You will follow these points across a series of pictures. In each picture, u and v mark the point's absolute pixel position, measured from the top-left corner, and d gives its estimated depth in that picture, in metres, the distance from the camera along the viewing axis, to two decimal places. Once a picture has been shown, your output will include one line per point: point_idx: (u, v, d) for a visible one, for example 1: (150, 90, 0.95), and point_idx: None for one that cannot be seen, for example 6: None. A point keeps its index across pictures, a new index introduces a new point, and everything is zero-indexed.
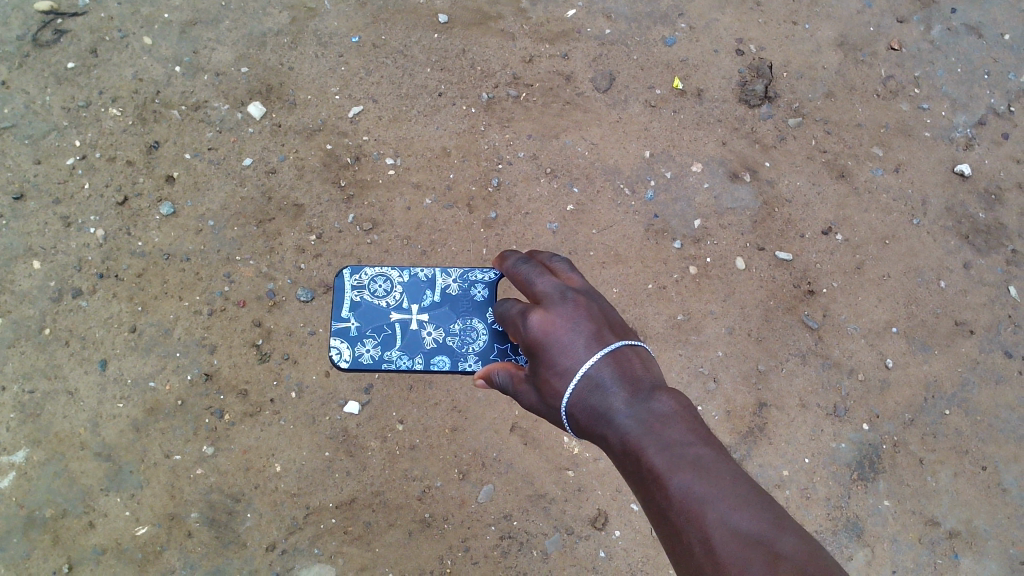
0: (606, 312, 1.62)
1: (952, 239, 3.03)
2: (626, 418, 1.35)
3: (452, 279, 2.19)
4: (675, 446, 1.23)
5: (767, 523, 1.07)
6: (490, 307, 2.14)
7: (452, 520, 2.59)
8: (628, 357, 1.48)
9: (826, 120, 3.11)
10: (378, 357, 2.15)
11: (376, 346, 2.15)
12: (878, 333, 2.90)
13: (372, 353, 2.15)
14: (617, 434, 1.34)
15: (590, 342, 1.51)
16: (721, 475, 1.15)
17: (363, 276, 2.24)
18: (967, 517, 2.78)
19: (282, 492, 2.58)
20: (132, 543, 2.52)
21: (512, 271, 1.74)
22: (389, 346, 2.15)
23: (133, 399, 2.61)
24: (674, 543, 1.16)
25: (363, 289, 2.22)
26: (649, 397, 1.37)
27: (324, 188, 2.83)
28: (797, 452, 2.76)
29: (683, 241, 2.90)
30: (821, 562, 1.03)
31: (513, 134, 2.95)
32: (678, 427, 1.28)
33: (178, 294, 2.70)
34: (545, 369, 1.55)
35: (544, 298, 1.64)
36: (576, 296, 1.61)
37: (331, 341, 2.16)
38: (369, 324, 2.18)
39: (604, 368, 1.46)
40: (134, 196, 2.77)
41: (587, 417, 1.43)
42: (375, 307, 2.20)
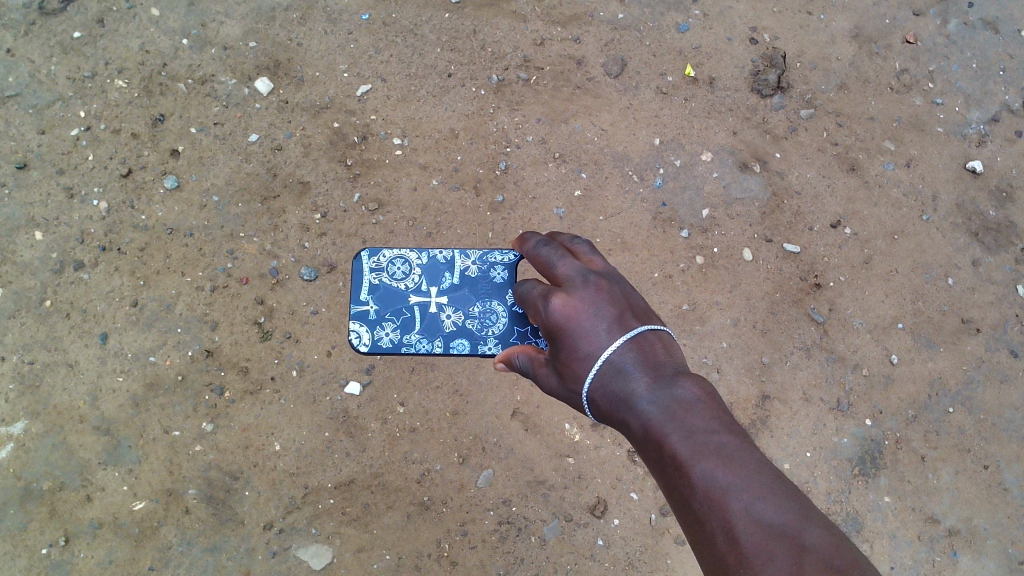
0: (628, 296, 1.62)
1: (961, 236, 3.00)
2: (647, 404, 1.36)
3: (470, 262, 2.17)
4: (699, 434, 1.25)
5: (792, 516, 1.10)
6: (510, 290, 2.12)
7: (451, 504, 2.58)
8: (650, 342, 1.48)
9: (838, 112, 3.08)
10: (398, 341, 2.13)
11: (395, 330, 2.14)
12: (883, 328, 2.88)
13: (392, 337, 2.13)
14: (640, 420, 1.36)
15: (612, 328, 1.51)
16: (745, 464, 1.17)
17: (381, 258, 2.22)
18: (967, 516, 2.77)
19: (281, 472, 2.56)
20: (129, 519, 2.51)
21: (532, 254, 1.72)
22: (408, 329, 2.13)
23: (133, 373, 2.59)
24: (697, 532, 1.19)
25: (381, 272, 2.20)
26: (671, 382, 1.38)
27: (330, 166, 2.80)
28: (799, 446, 2.75)
29: (691, 231, 2.88)
30: (845, 555, 1.06)
31: (522, 118, 2.93)
32: (701, 415, 1.29)
33: (180, 270, 2.68)
34: (566, 354, 1.55)
35: (565, 282, 1.63)
36: (598, 280, 1.61)
37: (350, 325, 2.14)
38: (388, 308, 2.16)
39: (625, 353, 1.46)
40: (138, 169, 2.75)
41: (609, 402, 1.44)
42: (394, 290, 2.18)
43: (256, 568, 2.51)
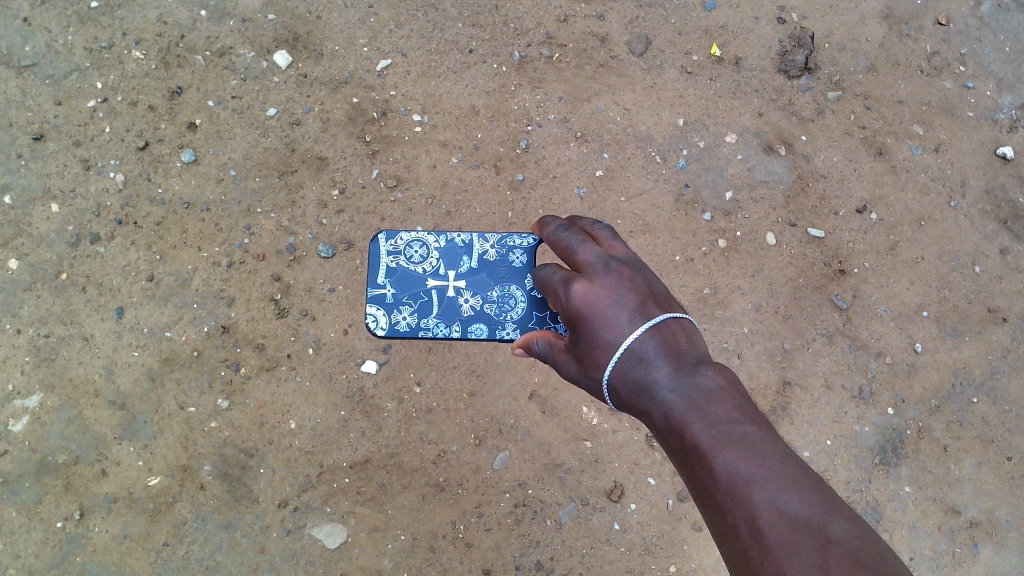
0: (650, 282, 1.58)
1: (989, 224, 2.95)
2: (669, 393, 1.33)
3: (489, 245, 2.13)
4: (721, 424, 1.22)
5: (816, 506, 1.06)
6: (529, 274, 2.09)
7: (467, 485, 2.56)
8: (672, 330, 1.44)
9: (867, 95, 3.01)
10: (415, 325, 2.11)
11: (412, 314, 2.11)
12: (908, 316, 2.83)
13: (409, 321, 2.11)
14: (661, 409, 1.33)
15: (634, 316, 1.47)
16: (768, 455, 1.14)
17: (399, 241, 2.17)
18: (989, 507, 2.73)
19: (297, 450, 2.54)
20: (143, 494, 2.50)
21: (552, 239, 1.68)
22: (425, 314, 2.10)
23: (148, 348, 2.57)
24: (719, 523, 1.16)
25: (398, 255, 2.16)
26: (693, 371, 1.35)
27: (349, 142, 2.77)
28: (819, 433, 2.71)
29: (714, 214, 2.84)
30: (872, 548, 1.01)
31: (544, 96, 2.88)
32: (724, 404, 1.26)
33: (197, 244, 2.65)
34: (586, 342, 1.52)
35: (586, 267, 1.58)
36: (620, 266, 1.56)
37: (367, 309, 2.12)
38: (406, 292, 2.13)
39: (647, 341, 1.43)
40: (155, 142, 2.72)
41: (629, 390, 1.41)
42: (411, 274, 2.15)
43: (271, 546, 2.50)
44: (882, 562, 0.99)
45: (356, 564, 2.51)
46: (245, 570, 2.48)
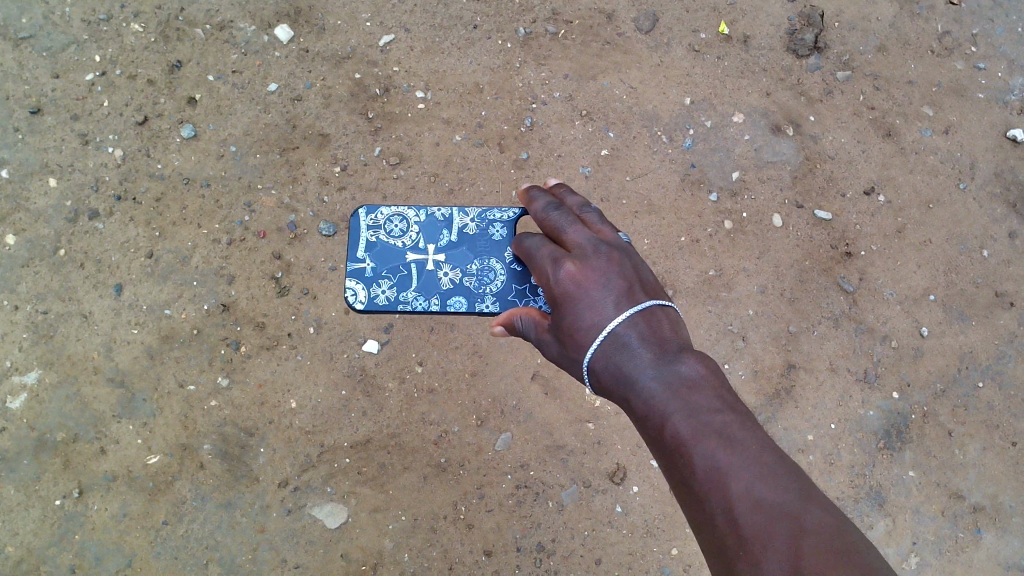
0: (639, 268, 1.55)
1: (998, 207, 2.92)
2: (650, 380, 1.31)
3: (469, 219, 2.04)
4: (701, 414, 1.20)
5: (792, 496, 1.04)
6: (509, 247, 2.01)
7: (468, 466, 2.54)
8: (657, 318, 1.42)
9: (876, 75, 2.97)
10: (395, 299, 2.00)
11: (392, 288, 2.01)
12: (914, 300, 2.80)
13: (388, 295, 2.00)
14: (642, 397, 1.31)
15: (620, 301, 1.44)
16: (746, 444, 1.12)
17: (378, 215, 2.06)
18: (993, 492, 2.71)
19: (297, 429, 2.52)
20: (143, 472, 2.47)
21: (543, 216, 1.64)
22: (405, 287, 2.00)
23: (148, 326, 2.54)
24: (692, 513, 1.14)
25: (378, 230, 2.05)
26: (675, 360, 1.33)
27: (351, 119, 2.73)
28: (824, 417, 2.68)
29: (720, 194, 2.80)
30: (848, 538, 0.98)
31: (549, 73, 2.84)
32: (706, 395, 1.24)
33: (197, 221, 2.62)
34: (570, 322, 1.48)
35: (576, 248, 1.55)
36: (610, 250, 1.53)
37: (346, 283, 2.01)
38: (385, 266, 2.03)
39: (631, 327, 1.40)
40: (154, 117, 2.68)
41: (610, 376, 1.39)
42: (391, 248, 2.05)
43: (271, 526, 2.47)
44: (856, 551, 0.96)
45: (356, 544, 2.48)
46: (246, 549, 2.45)
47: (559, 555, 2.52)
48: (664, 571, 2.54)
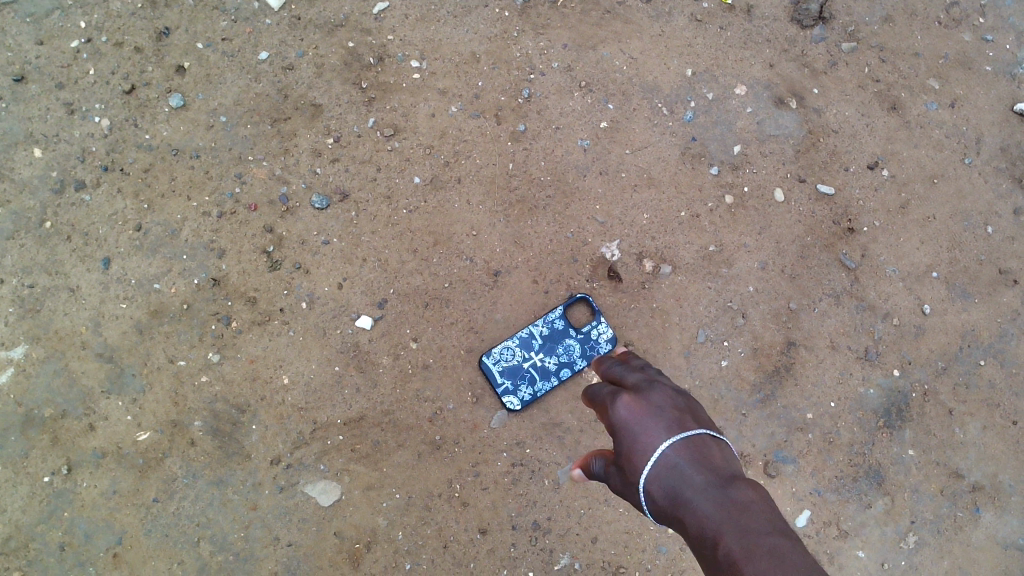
0: (699, 410, 1.46)
1: (1003, 182, 2.86)
2: (701, 503, 1.20)
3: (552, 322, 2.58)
4: (752, 534, 1.09)
5: None
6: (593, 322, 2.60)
7: (463, 444, 2.51)
8: (715, 447, 1.32)
9: (882, 47, 2.90)
10: (538, 390, 2.54)
11: (533, 385, 2.54)
12: (917, 277, 2.76)
13: (530, 391, 2.53)
14: (693, 521, 1.19)
15: (673, 425, 1.35)
16: (795, 562, 1.01)
17: (496, 349, 2.53)
18: (992, 471, 2.67)
19: (289, 406, 2.48)
20: (133, 449, 2.43)
21: (605, 374, 1.62)
22: (536, 381, 2.54)
23: (137, 300, 2.49)
24: None
25: (500, 361, 2.53)
26: (730, 483, 1.22)
27: (344, 89, 2.66)
28: (824, 395, 2.65)
29: (721, 168, 2.75)
30: None
31: (547, 43, 2.76)
32: (760, 518, 1.13)
33: (186, 193, 2.56)
34: (622, 454, 1.39)
35: (633, 389, 1.49)
36: (668, 390, 1.46)
37: (505, 399, 2.52)
38: (516, 377, 2.53)
39: (682, 451, 1.30)
40: (142, 86, 2.60)
41: (661, 508, 1.27)
42: (513, 365, 2.54)
43: (263, 504, 2.44)
44: None
45: (350, 522, 2.45)
46: (237, 527, 2.42)
47: (555, 533, 2.50)
48: (661, 550, 2.52)
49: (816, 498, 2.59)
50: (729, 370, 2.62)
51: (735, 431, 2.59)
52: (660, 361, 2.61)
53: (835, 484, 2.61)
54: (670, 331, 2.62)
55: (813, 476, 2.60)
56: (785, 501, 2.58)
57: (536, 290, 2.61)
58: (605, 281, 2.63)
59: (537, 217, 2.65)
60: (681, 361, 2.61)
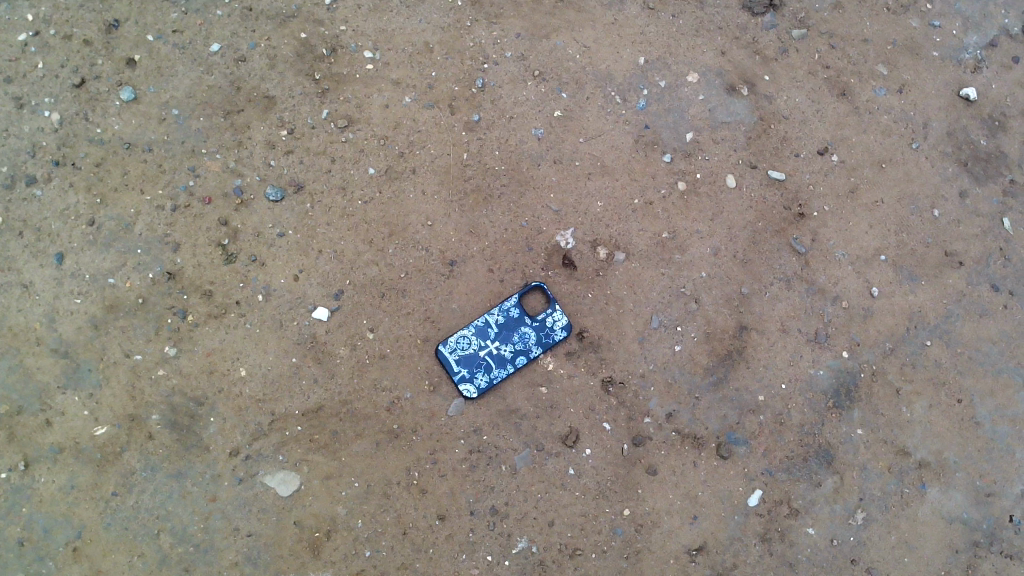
0: None
1: (950, 166, 2.91)
2: None
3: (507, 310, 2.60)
4: None
5: None
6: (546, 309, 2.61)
7: (421, 432, 2.54)
8: None
9: (831, 34, 2.95)
10: (494, 377, 2.56)
11: (489, 372, 2.56)
12: (866, 260, 2.81)
13: (486, 379, 2.56)
14: None
15: None
16: None
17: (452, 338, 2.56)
18: (938, 448, 2.74)
19: (247, 398, 2.50)
20: (90, 444, 2.43)
21: None
22: (491, 368, 2.56)
23: (91, 295, 2.49)
24: None
25: (456, 350, 2.56)
26: None
27: (297, 80, 2.66)
28: (775, 377, 2.70)
29: (673, 155, 2.78)
30: None
31: (500, 32, 2.78)
32: None
33: (139, 187, 2.55)
34: None
35: None
36: None
37: (461, 387, 2.55)
38: (472, 365, 2.56)
39: None
40: (92, 79, 2.59)
41: None
42: (470, 353, 2.57)
43: (222, 495, 2.46)
44: None
45: (309, 511, 2.48)
46: (197, 519, 2.44)
47: (513, 518, 2.54)
48: (616, 532, 2.57)
49: (767, 478, 2.65)
50: (682, 354, 2.67)
51: (688, 415, 2.65)
52: (615, 347, 2.65)
53: (786, 464, 2.67)
54: (625, 317, 2.67)
55: (764, 456, 2.66)
56: (737, 482, 2.64)
57: (492, 279, 2.64)
58: (560, 268, 2.67)
59: (492, 206, 2.67)
60: (635, 346, 2.65)
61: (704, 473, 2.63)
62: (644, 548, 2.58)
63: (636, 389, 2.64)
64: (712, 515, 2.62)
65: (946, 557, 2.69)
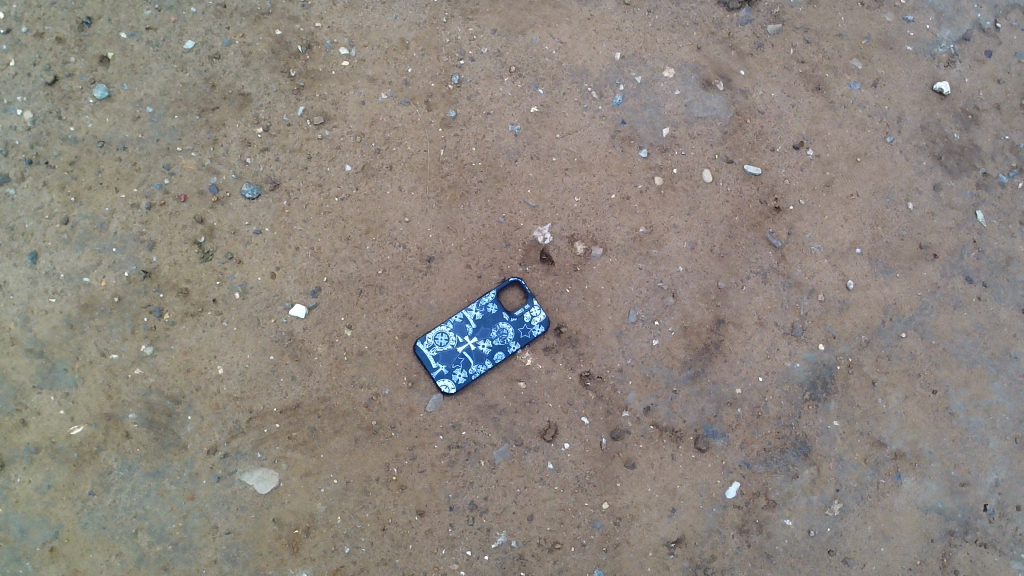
0: None
1: (924, 159, 2.93)
2: None
3: (485, 306, 2.60)
4: None
5: None
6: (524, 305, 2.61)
7: (399, 428, 2.54)
8: None
9: (806, 28, 2.97)
10: (472, 373, 2.56)
11: (467, 368, 2.56)
12: (841, 253, 2.83)
13: (465, 375, 2.56)
14: None
15: None
16: None
17: (431, 334, 2.56)
18: (913, 439, 2.76)
19: (224, 396, 2.49)
20: (67, 443, 2.42)
21: None
22: (469, 363, 2.57)
23: (66, 294, 2.48)
24: None
25: (434, 346, 2.56)
26: None
27: (273, 77, 2.66)
28: (752, 370, 2.72)
29: (650, 150, 2.79)
30: None
31: (476, 28, 2.78)
32: None
33: (114, 185, 2.54)
34: None
35: None
36: None
37: (440, 382, 2.55)
38: (450, 361, 2.56)
39: None
40: (65, 77, 2.57)
41: None
42: (448, 349, 2.57)
43: (201, 493, 2.45)
44: None
45: (288, 508, 2.48)
46: (176, 517, 2.44)
47: (492, 512, 2.55)
48: (595, 525, 2.58)
49: (745, 471, 2.67)
50: (660, 348, 2.69)
51: (666, 408, 2.66)
52: (592, 342, 2.66)
53: (763, 457, 2.69)
54: (602, 312, 2.68)
55: (742, 449, 2.68)
56: (715, 474, 2.66)
57: (469, 275, 2.64)
58: (538, 264, 2.68)
59: (469, 202, 2.68)
60: (613, 341, 2.67)
61: (682, 465, 2.65)
62: (622, 541, 2.59)
63: (614, 383, 2.65)
64: (690, 507, 2.63)
65: (921, 547, 2.72)
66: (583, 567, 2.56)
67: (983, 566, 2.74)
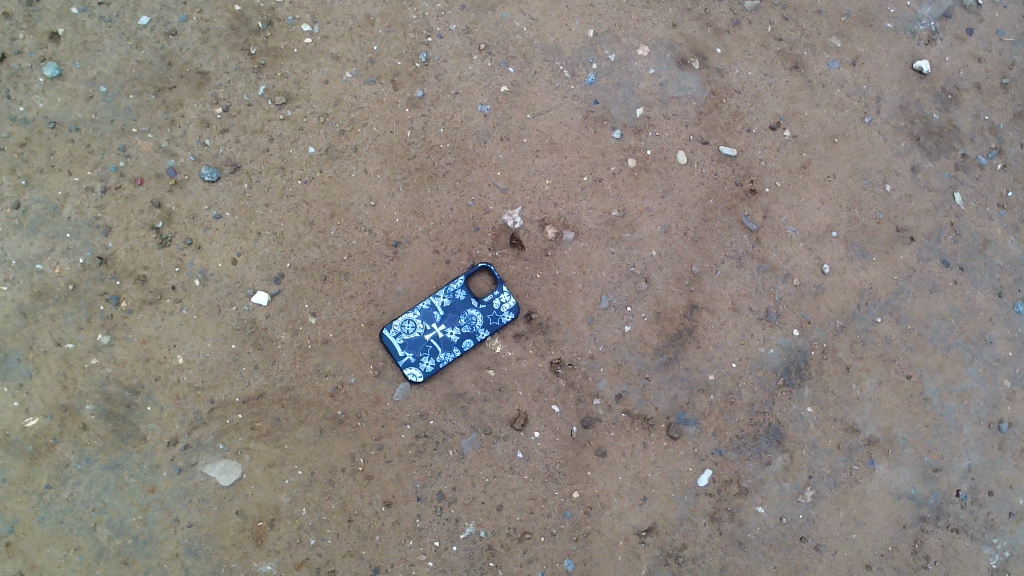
0: None
1: (902, 140, 2.88)
2: None
3: (453, 293, 2.53)
4: None
5: None
6: (494, 292, 2.55)
7: (366, 418, 2.49)
8: None
9: (784, 4, 2.89)
10: (439, 362, 2.51)
11: (435, 357, 2.51)
12: (817, 237, 2.78)
13: (432, 363, 2.50)
14: None
15: None
16: None
17: (398, 322, 2.50)
18: (886, 425, 2.74)
19: (185, 386, 2.43)
20: (21, 436, 2.35)
21: None
22: (437, 352, 2.51)
23: (18, 282, 2.39)
24: None
25: (401, 334, 2.50)
26: None
27: (232, 55, 2.56)
28: (725, 356, 2.68)
29: (623, 131, 2.72)
30: None
31: (444, 4, 2.69)
32: None
33: (66, 168, 2.45)
34: None
35: None
36: None
37: (407, 371, 2.50)
38: (417, 349, 2.51)
39: None
40: (13, 54, 2.47)
41: None
42: (415, 337, 2.51)
43: (161, 486, 2.39)
44: None
45: (252, 500, 2.42)
46: (135, 510, 2.38)
47: (460, 503, 2.51)
48: (565, 515, 2.55)
49: (717, 458, 2.64)
50: (632, 335, 2.64)
51: (638, 396, 2.62)
52: (563, 328, 2.61)
53: (735, 444, 2.66)
54: (573, 298, 2.62)
55: (715, 436, 2.65)
56: (687, 462, 2.63)
57: (437, 261, 2.58)
58: (508, 249, 2.61)
59: (437, 185, 2.60)
60: (584, 328, 2.62)
61: (653, 453, 2.61)
62: (593, 530, 2.56)
63: (585, 370, 2.60)
64: (662, 495, 2.61)
65: (893, 533, 2.71)
66: (553, 557, 2.54)
67: (954, 552, 2.74)
